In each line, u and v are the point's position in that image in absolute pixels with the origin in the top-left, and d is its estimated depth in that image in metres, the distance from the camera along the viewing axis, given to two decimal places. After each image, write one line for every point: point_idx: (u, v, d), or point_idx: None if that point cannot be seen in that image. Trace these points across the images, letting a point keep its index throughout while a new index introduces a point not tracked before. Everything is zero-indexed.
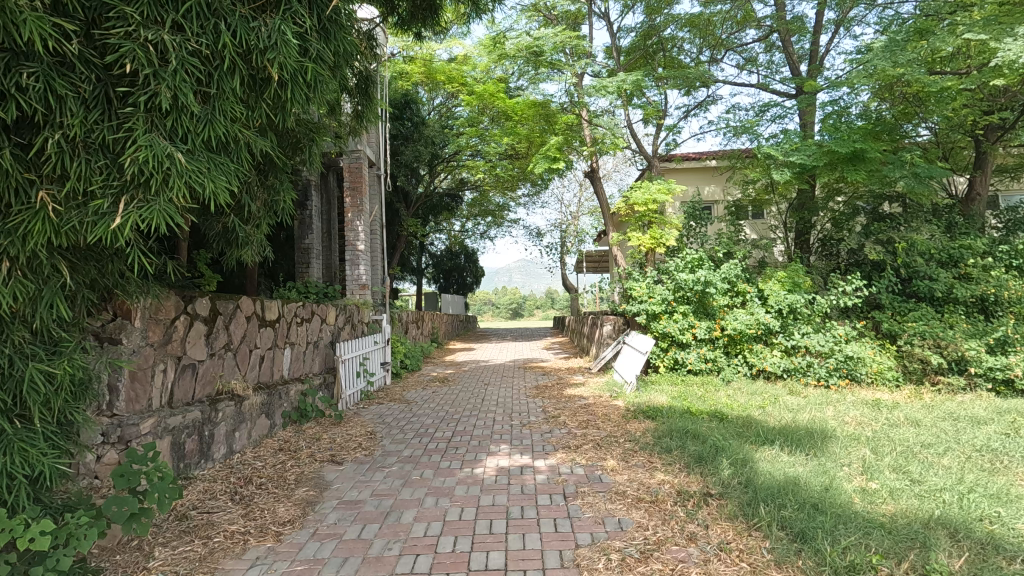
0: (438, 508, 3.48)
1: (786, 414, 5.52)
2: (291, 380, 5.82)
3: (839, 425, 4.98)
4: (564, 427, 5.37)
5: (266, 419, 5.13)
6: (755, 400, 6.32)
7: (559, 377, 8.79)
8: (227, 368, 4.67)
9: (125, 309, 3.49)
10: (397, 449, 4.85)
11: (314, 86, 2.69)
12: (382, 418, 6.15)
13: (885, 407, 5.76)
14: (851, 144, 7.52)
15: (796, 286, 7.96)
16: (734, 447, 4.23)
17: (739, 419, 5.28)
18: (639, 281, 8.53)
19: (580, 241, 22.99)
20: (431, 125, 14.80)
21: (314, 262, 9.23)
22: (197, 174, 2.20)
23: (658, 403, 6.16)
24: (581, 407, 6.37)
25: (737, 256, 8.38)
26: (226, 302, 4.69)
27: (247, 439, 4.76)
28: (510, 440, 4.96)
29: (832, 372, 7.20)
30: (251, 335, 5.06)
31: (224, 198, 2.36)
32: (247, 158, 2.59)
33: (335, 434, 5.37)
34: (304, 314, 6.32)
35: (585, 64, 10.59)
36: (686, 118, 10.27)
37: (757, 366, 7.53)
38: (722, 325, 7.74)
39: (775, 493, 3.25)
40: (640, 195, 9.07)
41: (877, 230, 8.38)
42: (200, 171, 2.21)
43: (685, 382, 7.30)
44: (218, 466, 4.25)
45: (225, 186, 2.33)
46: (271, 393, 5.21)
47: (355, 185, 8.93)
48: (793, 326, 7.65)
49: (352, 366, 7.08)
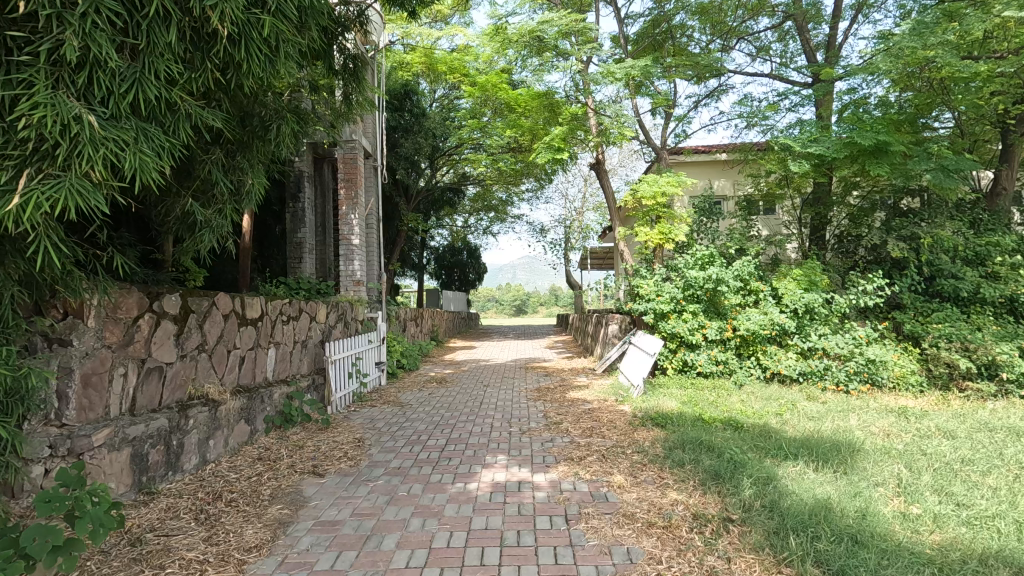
0: (425, 532, 3.09)
1: (807, 422, 5.12)
2: (276, 382, 5.45)
3: (867, 436, 4.58)
4: (566, 436, 4.99)
5: (246, 425, 4.76)
6: (771, 406, 5.92)
7: (562, 378, 8.40)
8: (200, 371, 4.30)
9: (76, 306, 3.13)
10: (386, 459, 4.48)
11: (275, 48, 2.39)
12: (373, 423, 5.78)
13: (913, 416, 5.36)
14: (873, 135, 7.09)
15: (813, 285, 7.55)
16: (754, 462, 3.84)
17: (758, 429, 4.88)
18: (647, 279, 8.15)
19: (584, 238, 22.58)
20: (431, 117, 14.38)
21: (307, 257, 8.87)
22: (116, 145, 1.88)
23: (667, 409, 5.77)
24: (585, 412, 5.99)
25: (751, 253, 7.97)
26: (200, 300, 4.32)
27: (222, 447, 4.39)
28: (508, 450, 4.57)
29: (853, 377, 6.76)
30: (229, 334, 4.69)
31: (153, 176, 2.05)
32: (190, 132, 2.27)
33: (321, 442, 5.00)
34: (291, 311, 5.94)
35: (591, 51, 10.13)
36: (696, 108, 9.83)
37: (771, 369, 7.12)
38: (734, 325, 7.34)
39: (807, 521, 2.85)
40: (648, 187, 8.52)
41: (899, 225, 7.94)
42: (120, 139, 1.88)
43: (696, 385, 6.91)
44: (188, 478, 3.89)
45: (155, 158, 2.01)
46: (251, 396, 4.85)
47: (349, 177, 8.54)
48: (810, 327, 7.24)
49: (343, 366, 6.70)
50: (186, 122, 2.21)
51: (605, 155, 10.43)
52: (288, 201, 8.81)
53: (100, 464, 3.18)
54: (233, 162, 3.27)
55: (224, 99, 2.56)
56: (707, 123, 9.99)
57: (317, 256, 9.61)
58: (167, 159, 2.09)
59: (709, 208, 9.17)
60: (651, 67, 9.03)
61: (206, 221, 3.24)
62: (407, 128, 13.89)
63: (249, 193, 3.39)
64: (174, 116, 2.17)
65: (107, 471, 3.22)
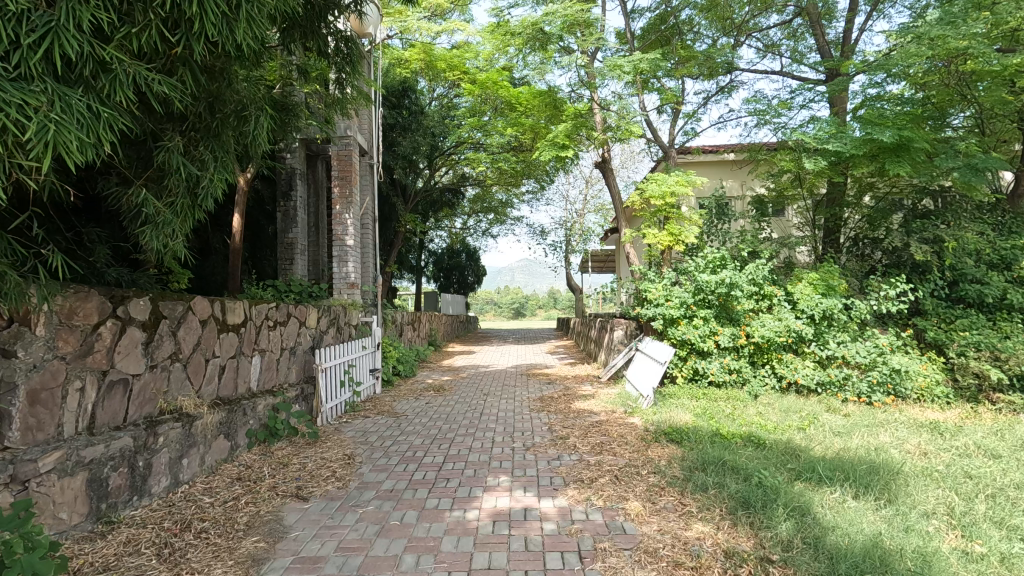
0: (419, 572, 2.69)
1: (834, 439, 4.75)
2: (260, 393, 5.04)
3: (904, 456, 4.19)
4: (574, 453, 4.60)
5: (225, 441, 4.37)
6: (792, 419, 5.54)
7: (566, 386, 8.01)
8: (173, 383, 3.90)
9: (24, 313, 2.75)
10: (378, 480, 4.08)
11: (233, 4, 2.17)
12: (365, 436, 5.38)
13: (948, 432, 4.97)
14: (895, 131, 6.72)
15: (830, 290, 7.20)
16: (786, 487, 3.46)
17: (785, 448, 4.48)
18: (655, 283, 7.77)
19: (585, 240, 22.16)
20: (431, 115, 14.01)
21: (299, 259, 8.44)
22: (19, 110, 1.60)
23: (681, 422, 5.39)
24: (593, 425, 5.60)
25: (764, 256, 7.61)
26: (173, 304, 3.91)
27: (198, 467, 4.00)
28: (512, 470, 4.18)
29: (877, 388, 6.37)
30: (208, 341, 4.30)
31: (72, 151, 1.77)
32: (127, 98, 2.01)
33: (308, 458, 4.61)
34: (278, 316, 5.54)
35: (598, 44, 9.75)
36: (705, 105, 9.48)
37: (788, 379, 6.73)
38: (747, 332, 6.96)
39: (862, 565, 2.49)
40: (657, 187, 8.14)
41: (920, 227, 7.55)
42: (22, 103, 1.61)
43: (709, 396, 6.52)
44: (156, 504, 3.50)
45: (74, 129, 1.75)
46: (231, 409, 4.46)
47: (344, 174, 8.15)
48: (828, 334, 6.88)
49: (334, 375, 6.29)
50: (123, 87, 1.93)
51: (610, 153, 10.05)
52: (280, 200, 8.44)
53: (48, 493, 2.77)
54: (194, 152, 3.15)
55: (183, 66, 2.31)
56: (716, 122, 9.63)
57: (310, 257, 9.21)
58: (90, 132, 1.82)
59: (719, 209, 8.81)
60: (661, 61, 8.67)
61: (157, 215, 3.05)
62: (406, 126, 13.49)
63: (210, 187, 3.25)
64: (107, 78, 1.90)
65: (57, 501, 2.82)
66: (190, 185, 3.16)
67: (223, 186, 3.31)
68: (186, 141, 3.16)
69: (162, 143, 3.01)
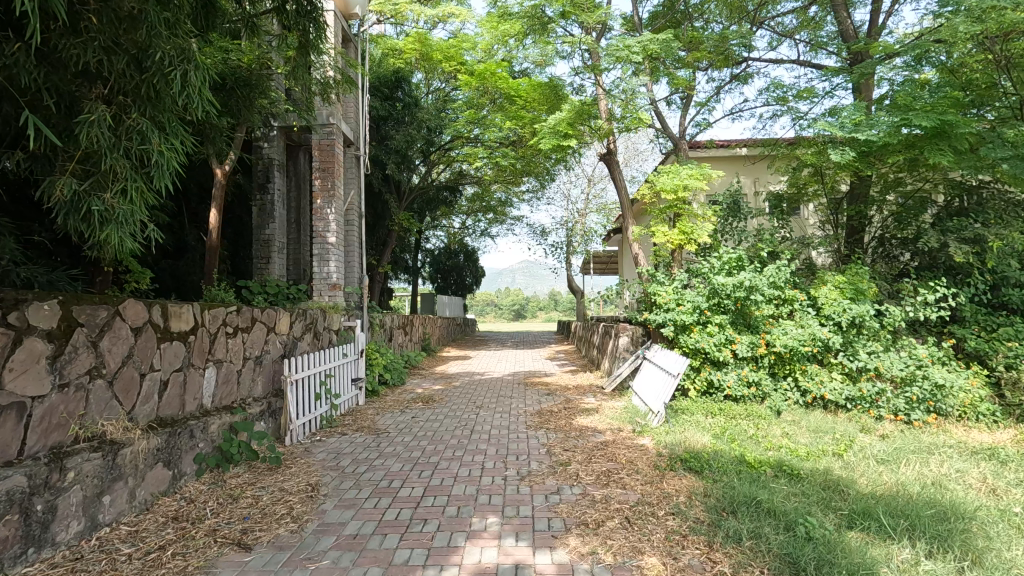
0: None
1: (880, 470, 4.09)
2: (214, 412, 4.37)
3: (967, 493, 3.52)
4: (577, 485, 3.94)
5: (164, 470, 3.70)
6: (826, 442, 4.87)
7: (567, 398, 7.35)
8: (94, 405, 3.23)
9: None
10: (341, 521, 3.40)
11: None
12: (337, 459, 4.69)
13: (1009, 460, 4.29)
14: (936, 116, 6.08)
15: (858, 294, 6.55)
16: (842, 541, 2.79)
17: (827, 483, 3.78)
18: (665, 285, 7.12)
19: (587, 241, 21.47)
20: (426, 108, 13.25)
21: (276, 258, 7.74)
22: None
23: (698, 446, 4.71)
24: (598, 447, 4.93)
25: (785, 256, 6.95)
26: (94, 309, 3.22)
27: (125, 504, 3.33)
28: (503, 509, 3.50)
29: (916, 404, 5.67)
30: (143, 352, 3.62)
31: None
32: None
33: (264, 490, 3.92)
34: (240, 322, 4.85)
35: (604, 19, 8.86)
36: (719, 95, 8.81)
37: (813, 393, 6.07)
38: (768, 340, 6.29)
39: None
40: (667, 180, 7.49)
41: (957, 226, 6.85)
42: None
43: (726, 412, 5.84)
44: (59, 557, 2.82)
45: None
46: (173, 432, 3.78)
47: (326, 166, 7.49)
48: (857, 343, 6.21)
49: (308, 387, 5.63)
50: None
51: (615, 145, 9.39)
52: (256, 193, 7.74)
53: None
54: (126, 122, 2.51)
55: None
56: (730, 111, 8.95)
57: (290, 257, 8.49)
58: None
59: (733, 206, 8.16)
60: (672, 43, 8.01)
61: (109, 210, 2.51)
62: (399, 119, 12.81)
63: (158, 164, 2.66)
64: None
65: None
66: (133, 165, 2.58)
67: (175, 162, 2.72)
68: (114, 110, 2.53)
69: (81, 117, 2.38)
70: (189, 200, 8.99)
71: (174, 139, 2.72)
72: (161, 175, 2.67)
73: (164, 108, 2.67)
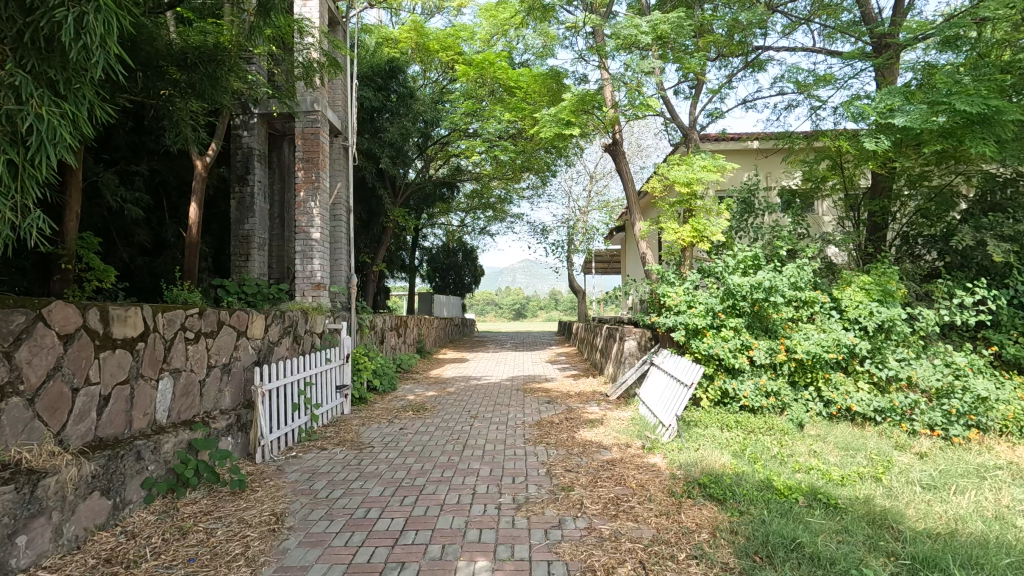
0: None
1: (928, 499, 3.56)
2: (168, 429, 3.84)
3: None
4: (582, 516, 3.41)
5: (102, 499, 3.17)
6: (860, 462, 4.34)
7: (569, 407, 6.81)
8: (6, 427, 2.70)
9: None
10: (302, 565, 2.86)
11: None
12: (310, 481, 4.17)
13: None
14: (979, 99, 5.55)
15: (887, 296, 6.04)
16: None
17: (873, 518, 3.26)
18: (675, 285, 6.61)
19: (589, 240, 20.91)
20: (422, 99, 12.69)
21: (256, 255, 7.22)
22: None
23: (718, 466, 4.18)
24: (604, 467, 4.40)
25: (807, 254, 6.42)
26: (7, 314, 2.70)
27: (49, 543, 2.81)
28: (495, 549, 2.98)
29: (955, 418, 5.12)
30: (75, 363, 3.11)
31: None
32: None
33: (220, 522, 3.38)
34: (204, 326, 4.33)
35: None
36: (732, 82, 8.28)
37: (837, 404, 5.55)
38: (788, 346, 5.78)
39: None
40: (680, 172, 6.98)
41: (992, 222, 6.29)
42: None
43: (744, 426, 5.31)
44: None
45: None
46: (113, 454, 3.27)
47: (310, 156, 6.96)
48: (886, 349, 5.70)
49: (284, 397, 5.10)
50: None
51: (622, 135, 8.85)
52: (234, 185, 7.22)
53: None
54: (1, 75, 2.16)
55: None
56: (743, 100, 8.42)
57: (273, 254, 7.97)
58: None
59: (747, 201, 7.61)
60: (684, 24, 7.48)
61: None
62: (395, 111, 12.27)
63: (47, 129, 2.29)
64: None
65: None
66: (15, 130, 2.21)
67: (67, 129, 2.36)
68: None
69: None
70: (170, 194, 8.50)
71: (69, 102, 2.37)
72: (45, 146, 2.29)
73: (61, 64, 2.34)
